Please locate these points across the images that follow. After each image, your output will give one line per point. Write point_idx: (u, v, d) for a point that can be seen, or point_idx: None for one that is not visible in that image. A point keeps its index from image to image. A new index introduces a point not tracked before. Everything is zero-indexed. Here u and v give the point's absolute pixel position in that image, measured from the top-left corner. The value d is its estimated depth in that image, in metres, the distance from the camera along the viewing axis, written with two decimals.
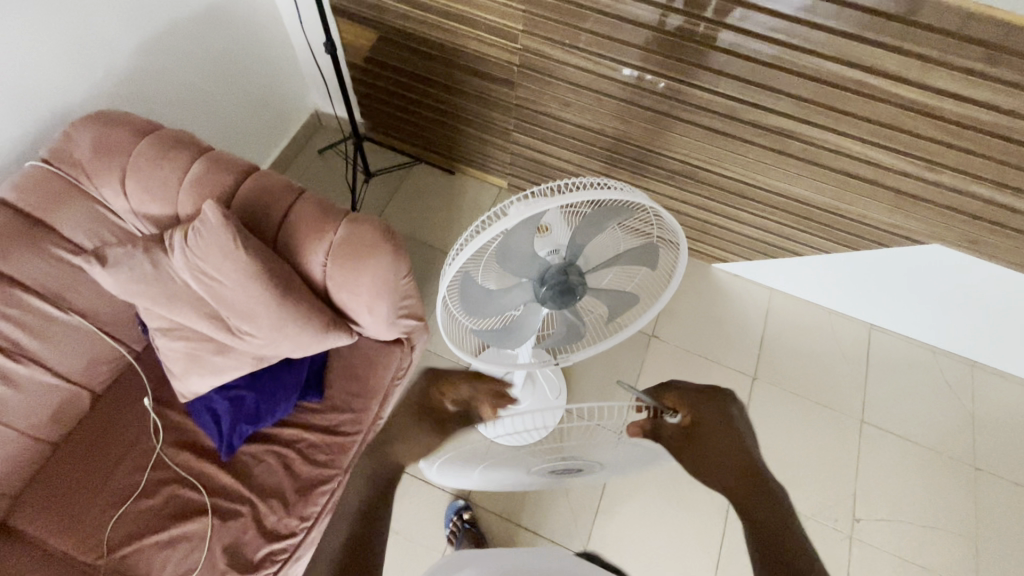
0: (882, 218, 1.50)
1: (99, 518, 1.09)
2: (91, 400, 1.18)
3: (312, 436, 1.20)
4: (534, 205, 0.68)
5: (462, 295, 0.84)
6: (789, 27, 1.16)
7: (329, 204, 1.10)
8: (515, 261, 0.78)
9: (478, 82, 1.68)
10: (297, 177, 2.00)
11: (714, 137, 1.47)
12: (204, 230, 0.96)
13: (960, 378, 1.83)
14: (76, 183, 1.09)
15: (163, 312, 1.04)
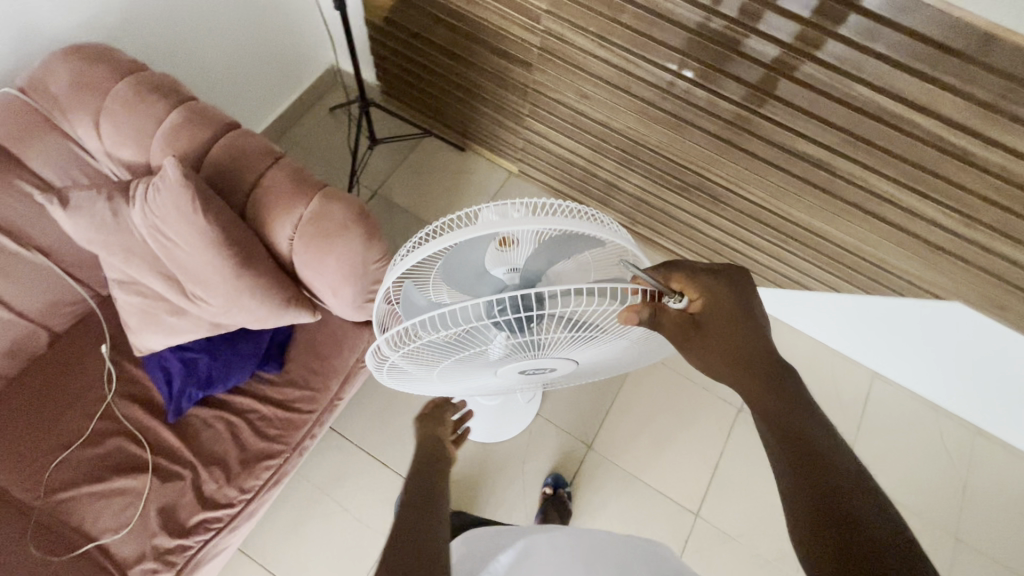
0: (904, 267, 1.38)
1: (41, 458, 1.08)
2: (50, 338, 1.17)
3: (264, 408, 1.17)
4: (480, 227, 0.60)
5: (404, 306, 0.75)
6: (835, 47, 1.04)
7: (305, 174, 1.04)
8: (463, 278, 0.69)
9: (497, 59, 1.58)
10: (302, 133, 1.94)
11: (735, 153, 1.36)
12: (166, 188, 0.92)
13: (959, 443, 1.72)
14: (50, 116, 1.05)
15: (121, 263, 1.01)
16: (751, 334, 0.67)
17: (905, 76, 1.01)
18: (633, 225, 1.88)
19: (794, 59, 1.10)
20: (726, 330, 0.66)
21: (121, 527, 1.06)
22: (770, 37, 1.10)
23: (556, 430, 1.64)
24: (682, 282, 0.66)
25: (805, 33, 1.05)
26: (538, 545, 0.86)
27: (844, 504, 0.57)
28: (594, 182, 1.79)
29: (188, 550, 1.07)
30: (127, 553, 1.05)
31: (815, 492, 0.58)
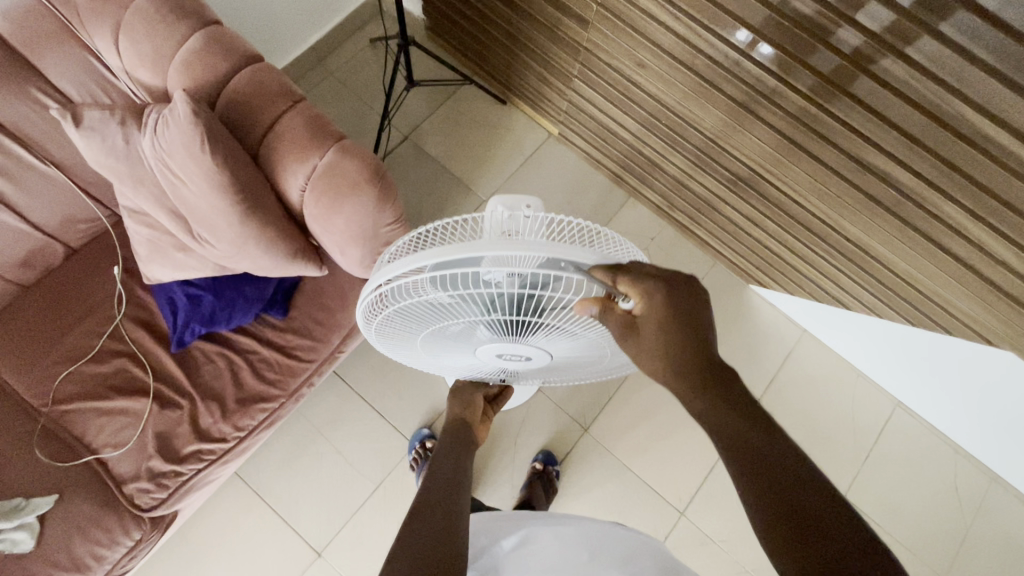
0: (957, 304, 1.25)
1: (50, 368, 1.12)
2: (66, 252, 1.19)
3: (265, 352, 1.17)
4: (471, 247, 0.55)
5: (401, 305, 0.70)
6: (931, 47, 0.89)
7: (323, 123, 0.98)
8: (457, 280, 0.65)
9: (549, 10, 1.45)
10: (339, 64, 1.85)
11: (794, 153, 1.23)
12: (176, 124, 0.89)
13: (972, 489, 1.64)
14: (69, 26, 1.01)
15: (132, 190, 0.99)
16: (702, 339, 0.62)
17: (1010, 93, 0.85)
18: (669, 210, 1.77)
19: (880, 55, 0.95)
20: (660, 330, 0.61)
21: (120, 445, 1.10)
22: (857, 25, 0.95)
23: (554, 407, 1.62)
24: (626, 287, 0.59)
25: (900, 25, 0.89)
26: (545, 534, 0.85)
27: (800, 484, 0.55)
28: (636, 158, 1.67)
29: (181, 476, 1.10)
30: (124, 470, 1.09)
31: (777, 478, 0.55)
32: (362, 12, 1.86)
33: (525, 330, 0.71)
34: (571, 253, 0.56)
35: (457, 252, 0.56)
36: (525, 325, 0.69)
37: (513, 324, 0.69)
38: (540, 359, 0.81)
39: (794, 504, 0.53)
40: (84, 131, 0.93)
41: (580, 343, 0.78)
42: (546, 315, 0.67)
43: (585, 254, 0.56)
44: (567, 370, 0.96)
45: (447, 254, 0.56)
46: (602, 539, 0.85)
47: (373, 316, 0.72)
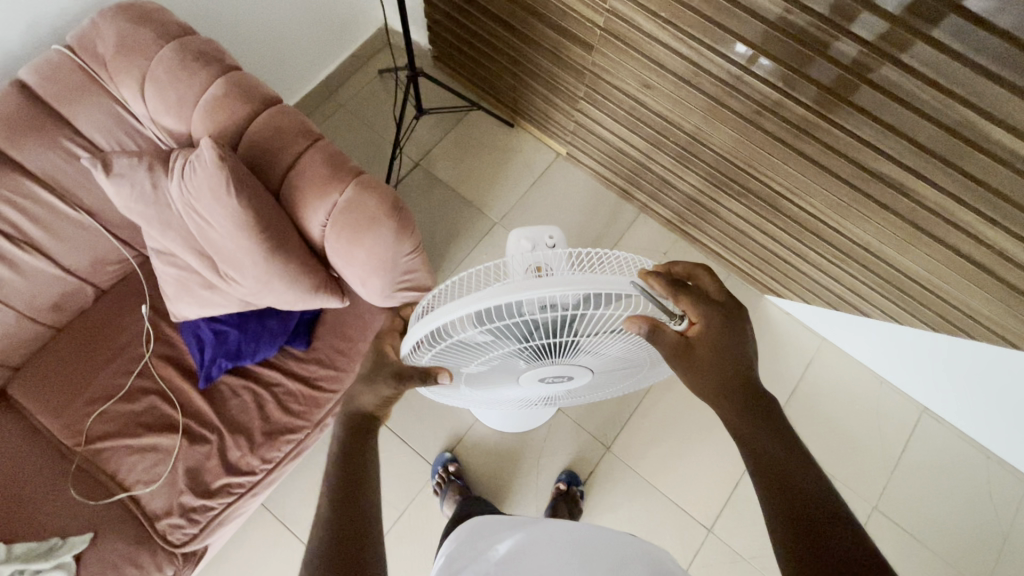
0: (979, 309, 1.24)
1: (83, 408, 1.14)
2: (95, 294, 1.23)
3: (290, 383, 1.19)
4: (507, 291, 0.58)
5: (437, 351, 0.71)
6: (927, 54, 0.90)
7: (341, 160, 1.01)
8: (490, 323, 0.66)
9: (554, 36, 1.49)
10: (349, 96, 1.90)
11: (806, 166, 1.23)
12: (202, 169, 0.92)
13: (1007, 495, 1.60)
14: (98, 79, 1.05)
15: (159, 232, 1.03)
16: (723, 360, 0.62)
17: (1015, 99, 0.86)
18: (681, 223, 1.78)
19: (877, 64, 0.96)
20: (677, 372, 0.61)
21: (152, 482, 1.11)
22: (853, 36, 0.96)
23: (576, 426, 1.62)
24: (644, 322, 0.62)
25: (893, 33, 0.91)
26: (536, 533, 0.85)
27: (812, 510, 0.56)
28: (645, 173, 1.69)
29: (211, 511, 1.12)
30: (155, 507, 1.11)
31: (790, 505, 0.57)
32: (371, 45, 1.91)
33: (564, 351, 0.72)
34: (599, 283, 0.57)
35: (492, 295, 0.58)
36: (563, 347, 0.71)
37: (551, 348, 0.70)
38: (581, 379, 0.82)
39: (815, 536, 0.54)
40: (114, 179, 0.97)
41: (618, 359, 0.78)
42: (582, 337, 0.68)
43: (613, 283, 0.58)
44: (605, 388, 0.97)
45: (480, 301, 0.58)
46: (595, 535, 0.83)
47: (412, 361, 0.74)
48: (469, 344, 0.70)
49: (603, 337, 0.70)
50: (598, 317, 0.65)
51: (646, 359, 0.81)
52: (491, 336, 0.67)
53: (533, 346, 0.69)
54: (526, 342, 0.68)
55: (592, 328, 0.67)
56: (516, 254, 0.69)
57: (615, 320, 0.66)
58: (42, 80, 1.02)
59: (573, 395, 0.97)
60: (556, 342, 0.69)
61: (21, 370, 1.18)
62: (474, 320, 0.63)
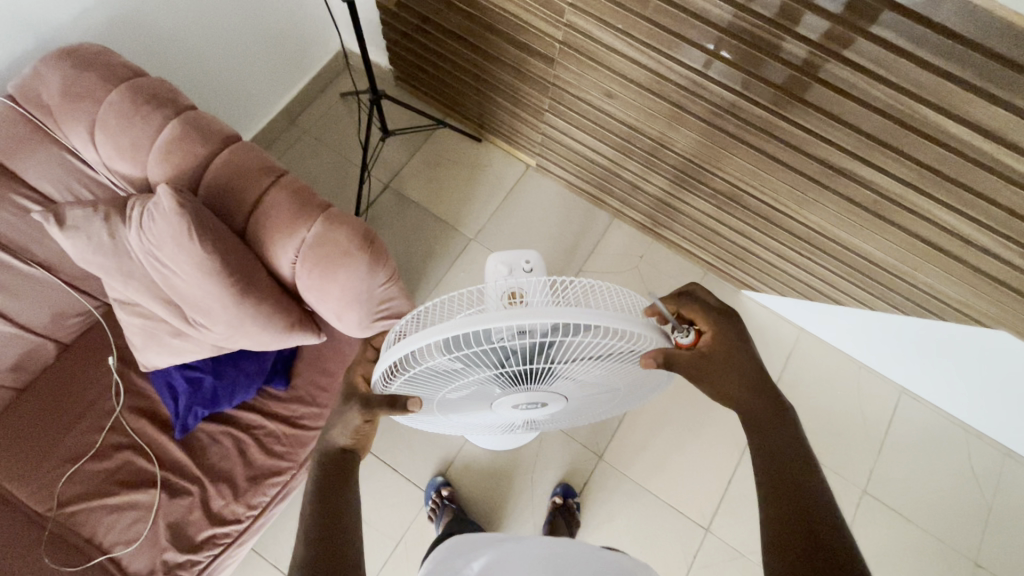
0: (946, 291, 1.28)
1: (52, 471, 1.09)
2: (58, 349, 1.17)
3: (272, 425, 1.16)
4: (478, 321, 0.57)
5: (411, 380, 0.70)
6: (869, 49, 0.93)
7: (307, 193, 0.99)
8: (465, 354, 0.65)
9: (514, 52, 1.49)
10: (312, 122, 1.87)
11: (770, 165, 1.26)
12: (162, 214, 0.89)
13: (987, 466, 1.65)
14: (45, 128, 1.01)
15: (121, 282, 0.99)
16: None
17: (960, 91, 0.89)
18: (655, 227, 1.80)
19: (823, 61, 0.99)
20: None
21: (131, 541, 1.06)
22: (800, 37, 0.99)
23: (567, 438, 1.61)
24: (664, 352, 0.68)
25: (836, 31, 0.94)
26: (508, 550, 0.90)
27: None
28: (615, 180, 1.70)
29: (197, 565, 1.07)
30: (137, 567, 1.06)
31: None
32: (331, 70, 1.89)
33: (539, 378, 0.71)
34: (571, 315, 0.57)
35: (468, 325, 0.58)
36: (538, 374, 0.70)
37: (525, 376, 0.70)
38: (556, 405, 0.82)
39: None
40: (69, 231, 0.94)
41: (595, 384, 0.78)
42: (557, 364, 0.68)
43: (585, 315, 0.58)
44: (585, 413, 0.96)
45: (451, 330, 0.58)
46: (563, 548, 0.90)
47: (382, 389, 0.72)
48: (442, 371, 0.68)
49: (578, 364, 0.69)
50: (574, 345, 0.65)
51: (622, 386, 0.81)
52: (465, 363, 0.66)
53: (508, 373, 0.69)
54: (501, 369, 0.67)
55: (568, 355, 0.67)
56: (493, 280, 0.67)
57: (592, 348, 0.66)
58: None
59: (554, 420, 0.96)
60: (531, 369, 0.68)
61: None
62: (448, 347, 0.62)
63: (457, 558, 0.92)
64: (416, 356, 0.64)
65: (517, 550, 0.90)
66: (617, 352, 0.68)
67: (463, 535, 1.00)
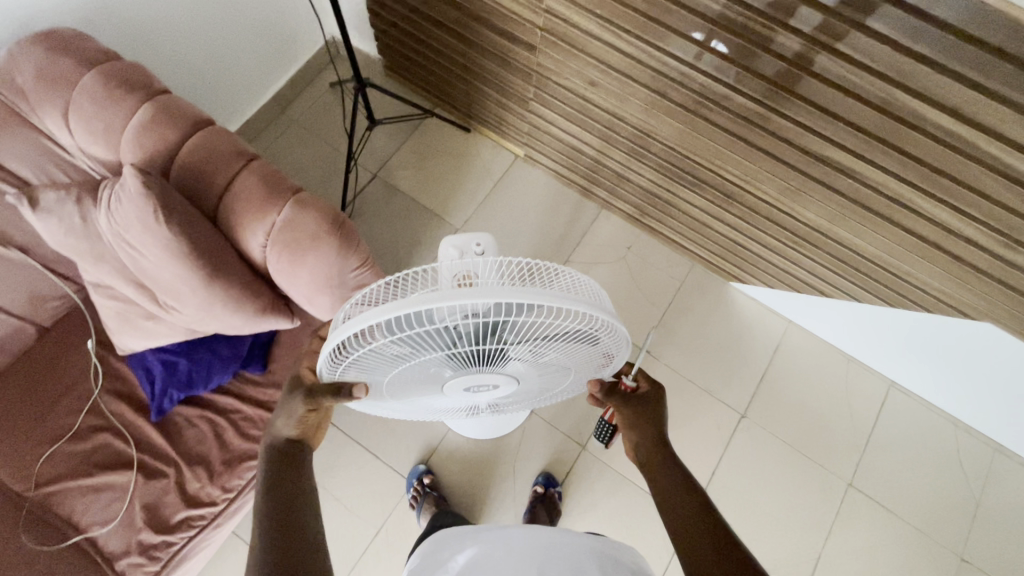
0: (930, 281, 1.26)
1: (32, 452, 1.11)
2: (38, 332, 1.19)
3: (248, 409, 1.17)
4: (418, 301, 0.57)
5: (363, 363, 0.70)
6: (860, 41, 0.91)
7: (277, 178, 1.00)
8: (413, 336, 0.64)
9: (499, 41, 1.48)
10: (301, 111, 1.88)
11: (751, 153, 1.24)
12: (128, 197, 0.89)
13: (976, 461, 1.63)
14: (20, 112, 1.02)
15: (93, 265, 1.00)
16: None
17: (951, 81, 0.88)
18: (642, 218, 1.79)
19: (816, 54, 0.97)
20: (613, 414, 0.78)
21: (108, 521, 1.08)
22: (793, 30, 0.97)
23: (550, 428, 1.61)
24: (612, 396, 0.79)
25: (830, 24, 0.92)
26: (490, 544, 0.88)
27: None
28: (602, 170, 1.69)
29: (173, 546, 1.08)
30: (113, 547, 1.07)
31: None
32: (320, 59, 1.89)
33: (491, 360, 0.71)
34: (513, 294, 0.57)
35: (410, 306, 0.58)
36: (490, 355, 0.70)
37: (477, 357, 0.70)
38: (515, 387, 0.82)
39: None
40: (41, 213, 0.95)
41: (550, 366, 0.78)
42: (508, 345, 0.68)
43: (528, 294, 0.57)
44: (549, 396, 0.96)
45: (393, 310, 0.58)
46: (546, 542, 0.86)
47: (335, 371, 0.72)
48: (392, 353, 0.68)
49: (530, 345, 0.69)
50: (524, 326, 0.65)
51: (579, 369, 0.81)
52: (413, 344, 0.66)
53: (460, 354, 0.69)
54: (452, 350, 0.67)
55: (519, 336, 0.67)
56: (444, 261, 0.67)
57: (542, 329, 0.65)
58: None
59: (518, 402, 0.96)
60: (482, 350, 0.68)
61: None
62: (393, 329, 0.62)
63: (443, 550, 0.91)
64: (362, 336, 0.64)
65: (500, 545, 0.87)
66: (568, 333, 0.68)
67: (451, 528, 0.98)
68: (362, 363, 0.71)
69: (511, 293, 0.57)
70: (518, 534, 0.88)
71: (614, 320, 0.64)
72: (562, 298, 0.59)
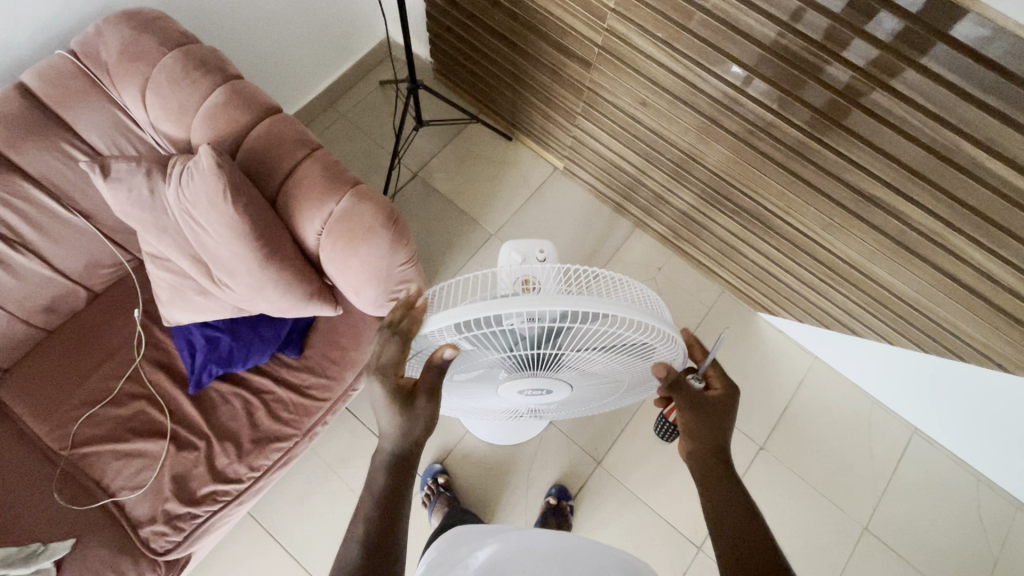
0: (968, 330, 1.25)
1: (71, 412, 1.14)
2: (88, 297, 1.23)
3: (281, 391, 1.19)
4: (486, 307, 0.59)
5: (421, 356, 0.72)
6: (914, 78, 0.92)
7: (337, 169, 1.03)
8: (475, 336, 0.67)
9: (553, 53, 1.51)
10: (350, 106, 1.92)
11: (796, 185, 1.25)
12: (199, 174, 0.93)
13: (997, 518, 1.60)
14: (99, 84, 1.06)
15: (154, 236, 1.03)
16: None
17: (1013, 132, 0.88)
18: (675, 239, 1.80)
19: (868, 89, 0.98)
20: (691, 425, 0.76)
21: (137, 487, 1.10)
22: (845, 62, 0.98)
23: (567, 440, 1.62)
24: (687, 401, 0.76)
25: (884, 59, 0.93)
26: (514, 545, 0.85)
27: None
28: (640, 190, 1.71)
29: (196, 519, 1.10)
30: (140, 513, 1.09)
31: None
32: (373, 57, 1.93)
33: (546, 364, 0.73)
34: (579, 303, 0.58)
35: (478, 309, 0.59)
36: (546, 360, 0.72)
37: (534, 360, 0.71)
38: (561, 394, 0.83)
39: None
40: (112, 182, 0.98)
41: (601, 374, 0.79)
42: (565, 351, 0.69)
43: (593, 303, 0.58)
44: (589, 406, 0.97)
45: (463, 314, 0.60)
46: (570, 549, 0.85)
47: None
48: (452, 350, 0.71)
49: (585, 353, 0.70)
50: (582, 334, 0.66)
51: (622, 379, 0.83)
52: (475, 344, 0.68)
53: (518, 356, 0.70)
54: (511, 353, 0.69)
55: (577, 342, 0.68)
56: (506, 266, 0.69)
57: (600, 337, 0.67)
58: (43, 84, 1.03)
59: (557, 410, 0.97)
60: (540, 354, 0.70)
61: (9, 371, 1.18)
62: (459, 329, 0.65)
63: (459, 547, 0.89)
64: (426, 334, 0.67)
65: (525, 547, 0.85)
66: (624, 343, 0.69)
67: (465, 526, 0.95)
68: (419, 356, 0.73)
69: (577, 302, 0.58)
70: (541, 539, 0.87)
71: (672, 329, 0.65)
72: (623, 308, 0.60)
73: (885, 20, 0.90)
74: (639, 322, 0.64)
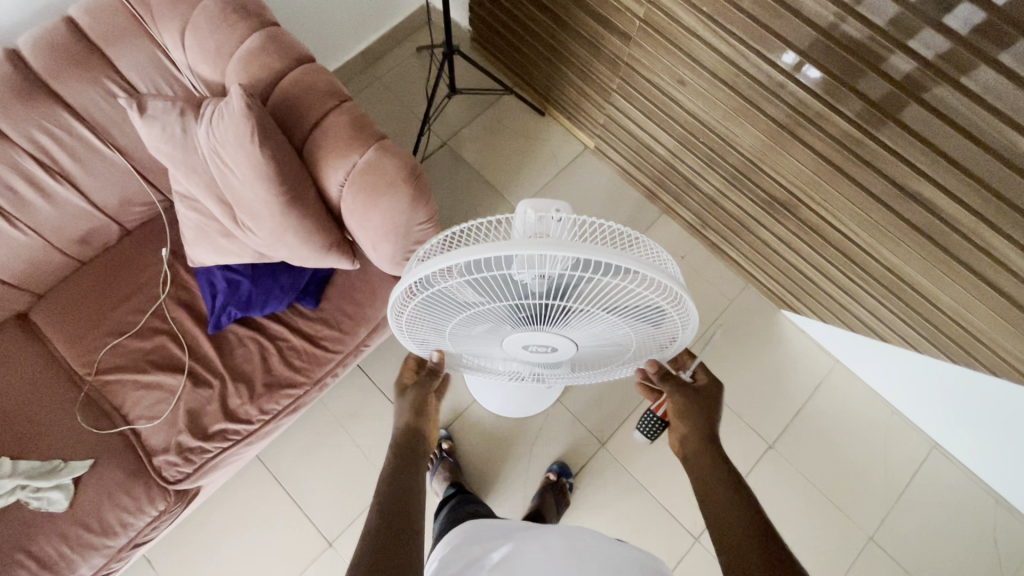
0: (1006, 345, 1.19)
1: (97, 340, 1.19)
2: (120, 232, 1.27)
3: (295, 339, 1.21)
4: (495, 246, 0.58)
5: (430, 302, 0.73)
6: (988, 76, 0.86)
7: (364, 121, 1.03)
8: (484, 282, 0.66)
9: (595, 27, 1.47)
10: (385, 69, 1.92)
11: (832, 176, 1.20)
12: (230, 115, 0.94)
13: (1014, 545, 1.53)
14: (143, 24, 1.09)
15: (184, 175, 1.06)
16: None
17: None
18: (702, 228, 1.76)
19: (930, 81, 0.92)
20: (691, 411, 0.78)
21: (154, 418, 1.15)
22: (909, 51, 0.93)
23: (573, 419, 1.61)
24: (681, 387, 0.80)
25: (956, 53, 0.87)
26: (527, 545, 0.83)
27: None
28: (671, 175, 1.67)
29: (206, 453, 1.14)
30: (156, 442, 1.14)
31: None
32: (412, 21, 1.92)
33: (553, 319, 0.72)
34: (590, 251, 0.57)
35: (486, 250, 0.59)
36: (553, 315, 0.71)
37: (539, 314, 0.71)
38: (564, 354, 0.83)
39: None
40: (148, 119, 1.00)
41: (607, 337, 0.79)
42: (572, 306, 0.69)
43: (606, 253, 0.57)
44: (592, 374, 0.97)
45: (471, 253, 0.59)
46: (583, 542, 0.83)
47: (402, 312, 0.76)
48: (461, 297, 0.71)
49: (592, 311, 0.69)
50: (592, 289, 0.65)
51: (626, 346, 0.83)
52: (483, 291, 0.68)
53: (524, 309, 0.70)
54: (517, 303, 0.69)
55: (585, 299, 0.67)
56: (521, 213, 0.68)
57: (610, 294, 0.66)
58: (90, 19, 1.07)
59: (560, 374, 0.97)
60: (546, 308, 0.69)
61: (44, 297, 1.24)
62: (467, 273, 0.64)
63: (475, 545, 0.86)
64: (437, 277, 0.67)
65: (538, 545, 0.83)
66: (633, 303, 0.68)
67: (481, 520, 0.94)
68: (428, 303, 0.74)
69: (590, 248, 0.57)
70: (550, 534, 0.85)
71: (685, 292, 0.63)
72: (637, 263, 0.58)
73: (966, 15, 0.83)
74: (650, 279, 0.63)
